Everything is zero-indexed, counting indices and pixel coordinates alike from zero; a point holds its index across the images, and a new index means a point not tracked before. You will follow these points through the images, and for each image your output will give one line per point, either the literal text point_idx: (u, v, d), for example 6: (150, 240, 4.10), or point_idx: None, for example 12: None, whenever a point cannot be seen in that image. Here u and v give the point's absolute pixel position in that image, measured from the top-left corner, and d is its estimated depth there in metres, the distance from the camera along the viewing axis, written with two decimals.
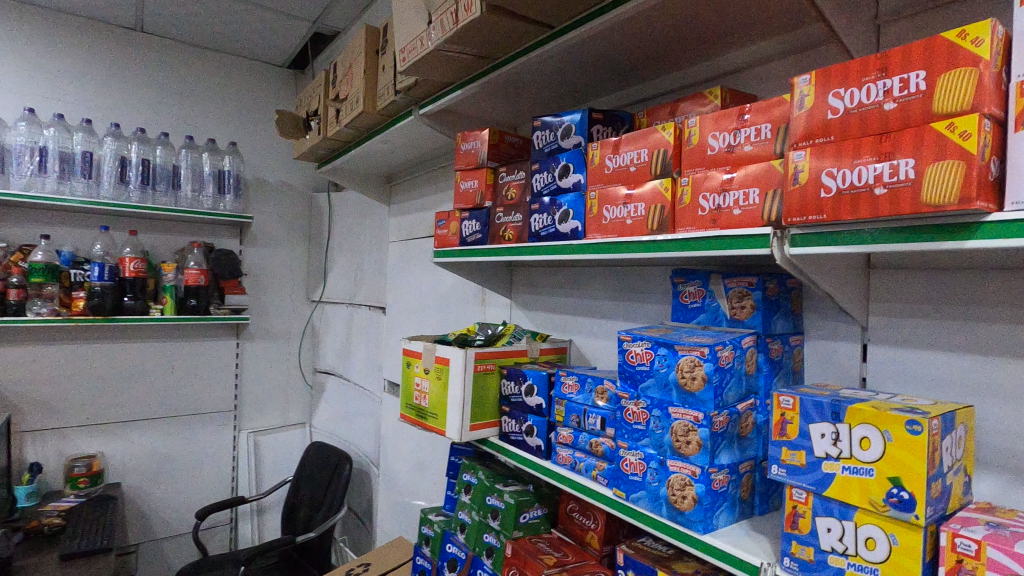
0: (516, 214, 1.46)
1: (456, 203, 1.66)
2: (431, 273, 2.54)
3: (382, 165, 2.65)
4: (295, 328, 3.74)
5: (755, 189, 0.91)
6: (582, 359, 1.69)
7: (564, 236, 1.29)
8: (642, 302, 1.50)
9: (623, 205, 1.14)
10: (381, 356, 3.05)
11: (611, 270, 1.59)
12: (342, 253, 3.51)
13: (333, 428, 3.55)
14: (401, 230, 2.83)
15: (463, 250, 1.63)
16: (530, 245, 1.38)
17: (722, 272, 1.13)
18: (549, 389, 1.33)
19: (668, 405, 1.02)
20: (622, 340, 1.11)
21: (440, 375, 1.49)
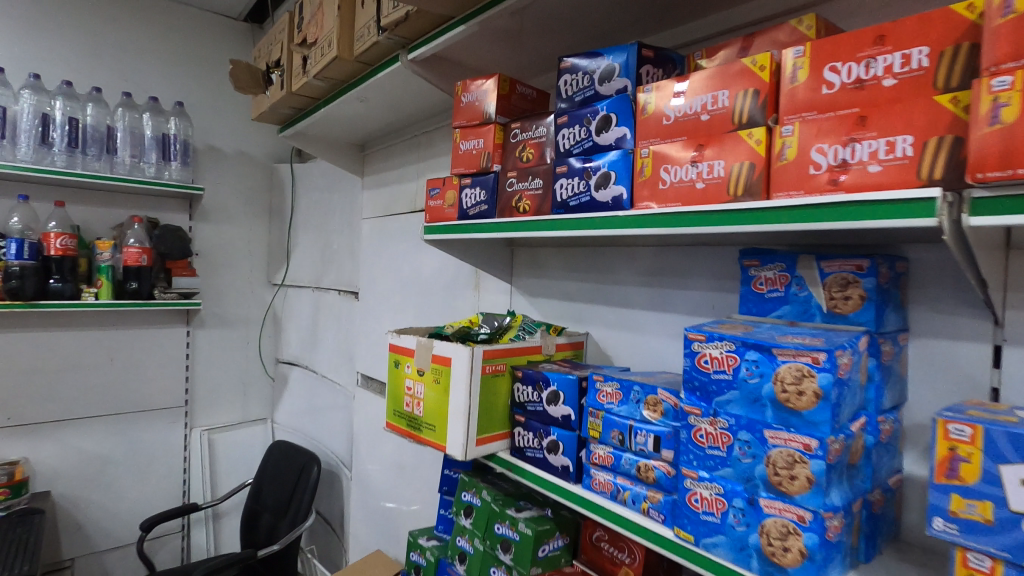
0: (535, 180, 1.19)
1: (454, 168, 1.37)
2: (413, 254, 2.25)
3: (356, 129, 2.32)
4: (255, 313, 3.38)
5: (906, 137, 0.66)
6: (600, 355, 1.44)
7: (603, 207, 1.02)
8: (678, 289, 1.25)
9: (690, 165, 0.88)
10: (353, 346, 2.74)
11: (640, 251, 1.34)
12: (308, 232, 3.16)
13: (298, 424, 3.23)
14: (377, 205, 2.51)
15: (464, 224, 1.34)
16: (555, 217, 1.11)
17: (816, 254, 0.88)
18: (579, 397, 1.07)
19: (761, 427, 0.77)
20: (692, 340, 0.85)
21: (438, 378, 1.21)
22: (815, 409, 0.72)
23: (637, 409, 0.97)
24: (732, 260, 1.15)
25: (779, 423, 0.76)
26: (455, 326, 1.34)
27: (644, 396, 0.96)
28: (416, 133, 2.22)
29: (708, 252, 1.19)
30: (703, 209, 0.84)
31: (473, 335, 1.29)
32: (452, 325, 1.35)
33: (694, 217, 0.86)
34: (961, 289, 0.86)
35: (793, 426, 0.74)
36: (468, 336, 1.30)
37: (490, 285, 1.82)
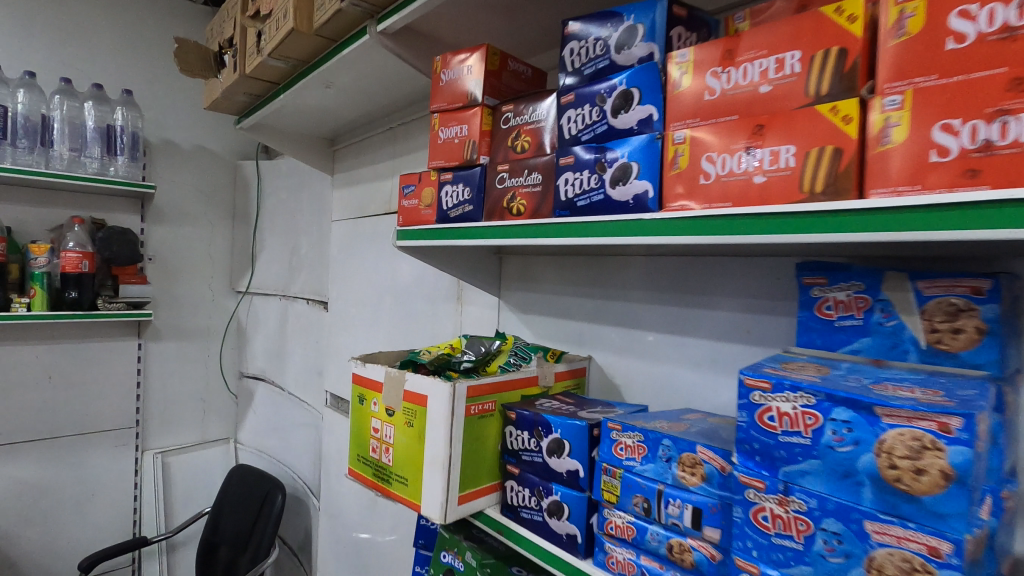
0: (534, 175, 0.96)
1: (432, 161, 1.14)
2: (387, 260, 2.01)
3: (324, 122, 2.08)
4: (216, 324, 3.10)
5: None
6: (605, 384, 1.22)
7: (622, 208, 0.80)
8: (702, 307, 1.03)
9: (744, 153, 0.66)
10: (322, 361, 2.49)
11: (652, 260, 1.12)
12: (274, 235, 2.90)
13: (263, 445, 2.96)
14: (348, 206, 2.27)
15: (443, 228, 1.11)
16: (557, 221, 0.88)
17: (909, 271, 0.67)
18: (589, 450, 0.84)
19: (856, 516, 0.56)
20: (751, 388, 0.63)
21: (410, 420, 0.98)
22: (943, 498, 0.50)
23: (667, 471, 0.75)
24: (771, 273, 0.94)
25: (885, 513, 0.54)
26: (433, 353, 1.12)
27: (677, 453, 0.74)
28: (391, 125, 1.98)
29: (740, 263, 0.98)
30: (768, 210, 0.62)
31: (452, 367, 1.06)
32: (431, 349, 1.13)
33: (753, 222, 0.64)
34: None
35: (908, 519, 0.52)
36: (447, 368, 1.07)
37: (473, 297, 1.59)
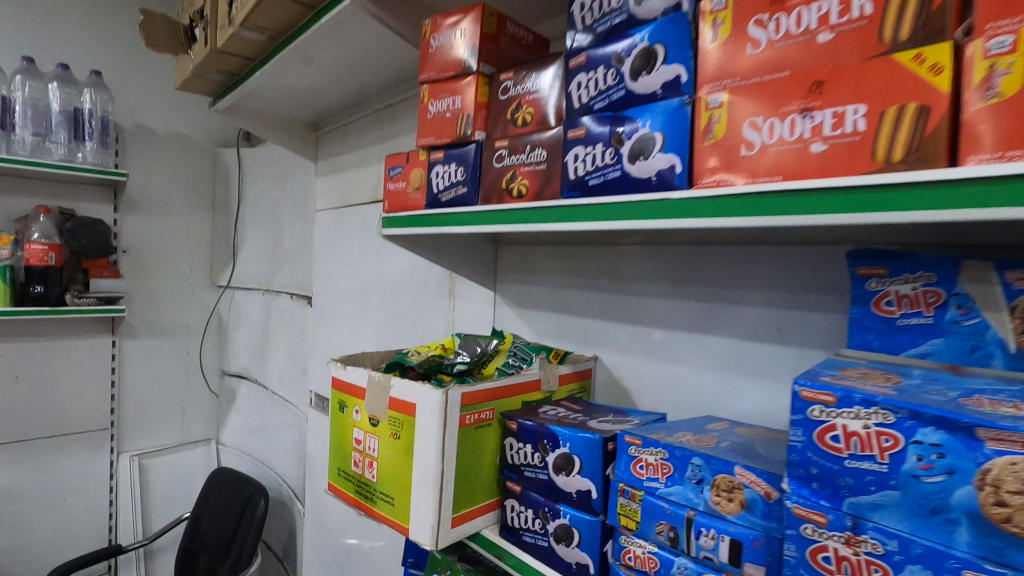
0: (538, 152, 0.84)
1: (420, 138, 1.02)
2: (374, 252, 1.88)
3: (305, 104, 1.95)
4: (196, 320, 2.96)
5: None
6: (613, 387, 1.10)
7: (643, 187, 0.68)
8: (724, 302, 0.92)
9: (798, 116, 0.55)
10: (306, 359, 2.36)
11: (666, 250, 1.01)
12: (256, 226, 2.76)
13: (246, 446, 2.82)
14: (332, 195, 2.14)
15: (433, 214, 0.99)
16: (565, 204, 0.77)
17: (992, 258, 0.56)
18: (603, 467, 0.73)
19: (949, 563, 0.45)
20: (809, 402, 0.52)
21: (396, 432, 0.86)
22: None
23: (698, 495, 0.64)
24: (804, 264, 0.83)
25: (991, 563, 0.43)
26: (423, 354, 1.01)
27: (709, 475, 0.63)
28: (377, 107, 1.85)
29: (768, 252, 0.87)
30: (835, 183, 0.50)
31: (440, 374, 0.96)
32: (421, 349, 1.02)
33: (817, 199, 0.52)
34: None
35: None
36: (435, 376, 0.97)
37: (466, 292, 1.47)
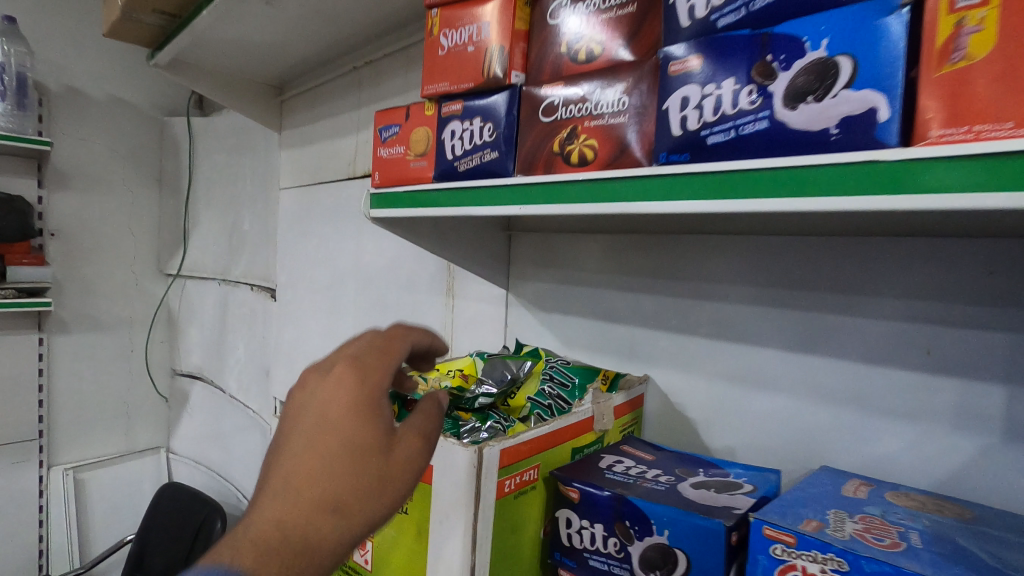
0: (614, 96, 0.58)
1: (428, 85, 0.74)
2: (351, 239, 1.59)
3: (266, 61, 1.63)
4: (141, 313, 2.60)
5: None
6: (668, 417, 0.86)
7: (813, 143, 0.43)
8: (841, 311, 0.69)
9: None
10: (269, 360, 2.05)
11: (752, 242, 0.77)
12: (211, 206, 2.42)
13: (202, 456, 2.50)
14: (299, 170, 1.83)
15: (446, 189, 0.72)
16: (666, 176, 0.51)
17: None
18: (727, 570, 0.49)
19: None
20: None
21: (402, 504, 0.61)
22: None
23: None
24: (975, 263, 0.60)
25: None
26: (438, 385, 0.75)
27: None
28: (355, 64, 1.55)
29: (915, 247, 0.63)
30: None
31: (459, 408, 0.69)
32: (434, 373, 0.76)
33: None
34: None
35: None
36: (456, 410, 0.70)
37: (467, 289, 1.20)
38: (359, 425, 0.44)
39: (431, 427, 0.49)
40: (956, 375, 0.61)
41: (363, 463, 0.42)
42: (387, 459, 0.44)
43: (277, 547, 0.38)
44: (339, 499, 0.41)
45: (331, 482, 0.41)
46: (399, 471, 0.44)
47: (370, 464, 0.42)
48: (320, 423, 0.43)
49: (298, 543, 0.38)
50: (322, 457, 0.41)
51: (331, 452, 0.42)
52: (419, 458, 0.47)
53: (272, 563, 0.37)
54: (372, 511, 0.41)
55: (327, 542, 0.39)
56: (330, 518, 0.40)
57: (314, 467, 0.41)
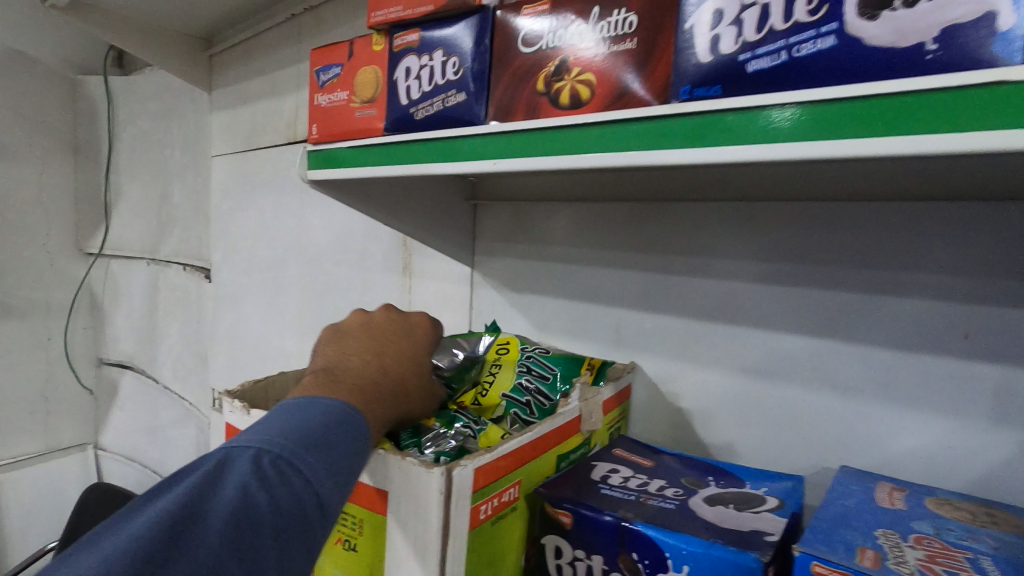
0: (619, 16, 0.45)
1: (375, 12, 0.59)
2: (294, 212, 1.42)
3: (188, 7, 1.41)
4: (58, 296, 2.31)
5: None
6: (656, 411, 0.77)
7: (901, 65, 0.32)
8: (864, 289, 0.60)
9: None
10: (206, 346, 1.86)
11: (758, 210, 0.67)
12: (135, 177, 2.17)
13: (135, 451, 2.29)
14: (233, 134, 1.62)
15: (401, 143, 0.58)
16: (692, 118, 0.39)
17: None
18: None
19: None
20: None
21: (350, 540, 0.49)
22: None
23: None
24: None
25: None
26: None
27: None
28: (293, 12, 1.36)
29: (957, 215, 0.55)
30: None
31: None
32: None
33: None
34: None
35: None
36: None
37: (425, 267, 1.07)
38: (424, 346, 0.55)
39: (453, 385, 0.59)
40: (1001, 362, 0.53)
41: (424, 372, 0.53)
42: (433, 386, 0.55)
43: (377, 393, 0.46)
44: (408, 389, 0.50)
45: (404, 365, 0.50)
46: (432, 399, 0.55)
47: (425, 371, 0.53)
48: (406, 333, 0.54)
49: (387, 397, 0.47)
50: (406, 355, 0.52)
51: (412, 351, 0.53)
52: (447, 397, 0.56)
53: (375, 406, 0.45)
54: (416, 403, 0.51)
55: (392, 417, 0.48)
56: (402, 397, 0.49)
57: (399, 358, 0.51)
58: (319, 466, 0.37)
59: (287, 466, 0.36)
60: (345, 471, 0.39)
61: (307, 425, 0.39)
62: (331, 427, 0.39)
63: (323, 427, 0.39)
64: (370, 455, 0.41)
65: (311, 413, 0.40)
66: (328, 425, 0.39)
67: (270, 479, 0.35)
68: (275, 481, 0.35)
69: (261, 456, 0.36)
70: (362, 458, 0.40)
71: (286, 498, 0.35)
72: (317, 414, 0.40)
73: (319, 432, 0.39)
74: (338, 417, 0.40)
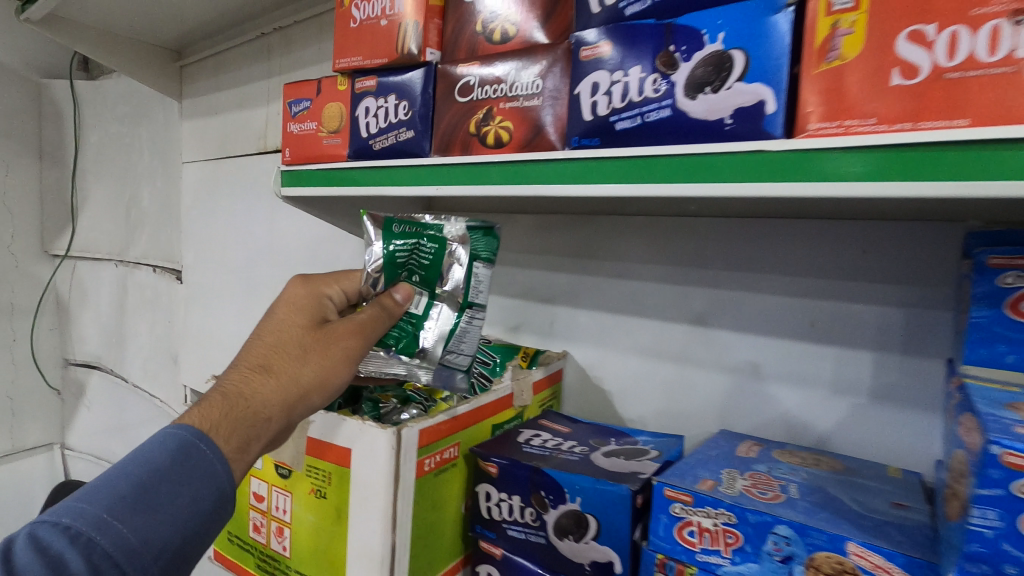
0: (530, 78, 0.58)
1: (340, 59, 0.71)
2: (265, 217, 1.52)
3: (160, 22, 1.48)
4: (24, 298, 2.32)
5: None
6: (585, 391, 0.90)
7: (709, 132, 0.46)
8: (741, 289, 0.74)
9: (1007, 23, 0.34)
10: (177, 344, 1.92)
11: (663, 223, 0.80)
12: (104, 180, 2.21)
13: (106, 450, 2.32)
14: (205, 142, 1.70)
15: (362, 169, 0.70)
16: (579, 160, 0.53)
17: None
18: (633, 531, 0.53)
19: None
20: (1017, 474, 0.34)
21: (320, 488, 0.61)
22: None
23: None
24: (852, 243, 0.66)
25: None
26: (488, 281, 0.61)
27: (803, 552, 0.44)
28: (263, 30, 1.46)
29: (805, 230, 0.69)
30: None
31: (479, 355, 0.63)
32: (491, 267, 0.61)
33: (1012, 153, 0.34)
34: None
35: None
36: (456, 313, 0.59)
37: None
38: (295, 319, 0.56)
39: (373, 310, 0.57)
40: (836, 344, 0.68)
41: (290, 347, 0.54)
42: (314, 339, 0.55)
43: (215, 400, 0.50)
44: (270, 367, 0.53)
45: (259, 357, 0.53)
46: (327, 348, 0.54)
47: (290, 345, 0.54)
48: (272, 316, 0.57)
49: (244, 395, 0.51)
50: (263, 342, 0.55)
51: (277, 331, 0.55)
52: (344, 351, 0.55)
53: (212, 411, 0.50)
54: (288, 377, 0.53)
55: (257, 399, 0.51)
56: (261, 379, 0.52)
57: (258, 349, 0.54)
58: (136, 523, 0.43)
59: (101, 515, 0.42)
60: (152, 533, 0.43)
61: (129, 474, 0.45)
62: (137, 492, 0.44)
63: (151, 477, 0.45)
64: (206, 483, 0.47)
65: (136, 462, 0.46)
66: (145, 485, 0.44)
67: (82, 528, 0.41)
68: (68, 549, 0.39)
69: (60, 528, 0.40)
70: (193, 488, 0.46)
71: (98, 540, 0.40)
72: (143, 460, 0.46)
73: (123, 499, 0.43)
74: (152, 477, 0.45)
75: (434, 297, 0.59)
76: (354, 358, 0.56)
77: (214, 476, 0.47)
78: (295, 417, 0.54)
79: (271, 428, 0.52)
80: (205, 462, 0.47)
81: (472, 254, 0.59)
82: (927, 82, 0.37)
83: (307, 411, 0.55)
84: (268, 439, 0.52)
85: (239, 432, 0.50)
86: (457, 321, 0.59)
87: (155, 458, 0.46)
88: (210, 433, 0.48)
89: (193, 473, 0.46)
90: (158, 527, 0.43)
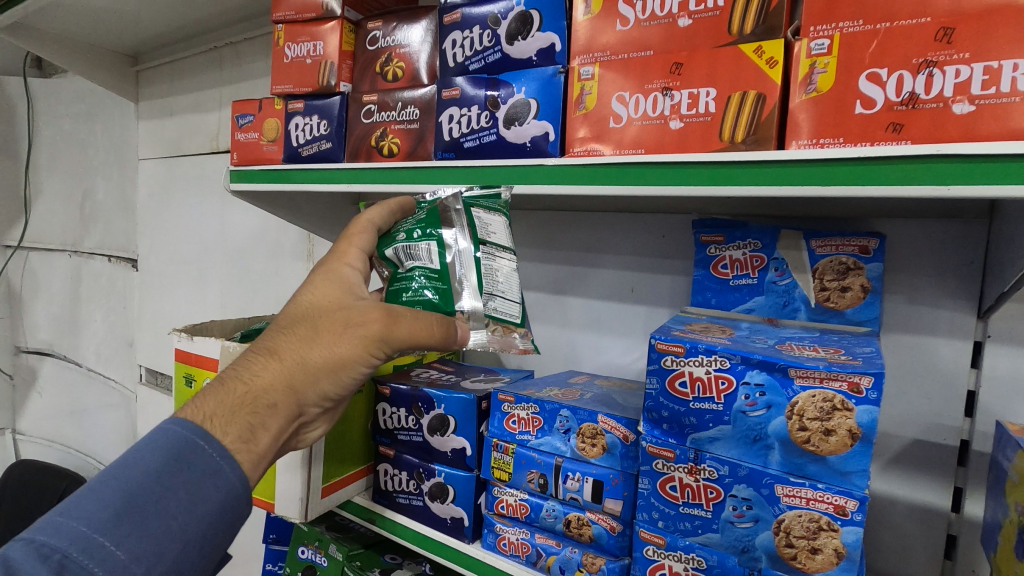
0: (410, 110, 0.81)
1: (276, 85, 0.92)
2: (215, 211, 1.69)
3: (118, 34, 1.64)
4: None
5: (993, 62, 0.44)
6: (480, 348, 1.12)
7: (521, 151, 0.69)
8: (586, 266, 0.98)
9: (660, 94, 0.59)
10: (132, 329, 2.06)
11: (533, 216, 1.04)
12: (57, 175, 2.32)
13: (60, 434, 2.43)
14: (159, 141, 1.86)
15: (290, 170, 0.90)
16: (438, 164, 0.75)
17: (802, 228, 0.67)
18: (478, 425, 0.76)
19: (765, 480, 0.55)
20: (664, 353, 0.58)
21: None
22: (849, 456, 0.51)
23: (566, 443, 0.69)
24: (656, 230, 0.90)
25: (795, 476, 0.54)
26: (493, 224, 0.68)
27: (577, 424, 0.68)
28: (216, 44, 1.65)
29: (626, 221, 0.93)
30: (688, 159, 0.56)
31: (517, 300, 0.68)
32: (493, 213, 0.69)
33: (658, 171, 0.58)
34: (945, 274, 0.69)
35: (817, 480, 0.53)
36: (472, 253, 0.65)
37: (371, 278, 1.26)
38: (319, 305, 0.61)
39: (426, 320, 0.61)
40: (648, 306, 0.92)
41: (307, 335, 0.60)
42: (328, 324, 0.60)
43: (219, 386, 0.57)
44: (278, 350, 0.59)
45: (277, 342, 0.60)
46: (340, 335, 0.59)
47: (304, 329, 0.60)
48: (299, 303, 0.62)
49: (252, 379, 0.57)
50: (281, 326, 0.61)
51: (298, 316, 0.61)
52: (352, 340, 0.59)
53: (204, 405, 0.56)
54: (288, 361, 0.59)
55: (259, 383, 0.57)
56: (266, 361, 0.59)
57: (272, 334, 0.61)
58: (122, 529, 0.47)
59: (83, 529, 0.46)
60: (142, 538, 0.48)
61: (120, 479, 0.50)
62: (123, 503, 0.49)
63: (142, 483, 0.50)
64: (200, 483, 0.52)
65: (131, 467, 0.51)
66: (133, 492, 0.49)
67: (62, 543, 0.45)
68: (42, 569, 0.44)
69: (37, 546, 0.45)
70: (187, 490, 0.51)
71: (79, 552, 0.45)
72: (135, 465, 0.51)
73: (105, 513, 0.48)
74: (141, 483, 0.50)
75: (443, 242, 0.65)
76: (370, 348, 0.60)
77: (218, 474, 0.53)
78: (304, 401, 0.59)
79: (278, 412, 0.57)
80: (201, 463, 0.53)
81: (466, 203, 0.68)
82: (627, 126, 0.61)
83: (317, 396, 0.60)
84: (277, 425, 0.58)
85: (232, 415, 0.55)
86: (477, 261, 0.65)
87: (146, 464, 0.51)
88: (207, 425, 0.55)
89: (188, 475, 0.52)
90: (143, 536, 0.48)
